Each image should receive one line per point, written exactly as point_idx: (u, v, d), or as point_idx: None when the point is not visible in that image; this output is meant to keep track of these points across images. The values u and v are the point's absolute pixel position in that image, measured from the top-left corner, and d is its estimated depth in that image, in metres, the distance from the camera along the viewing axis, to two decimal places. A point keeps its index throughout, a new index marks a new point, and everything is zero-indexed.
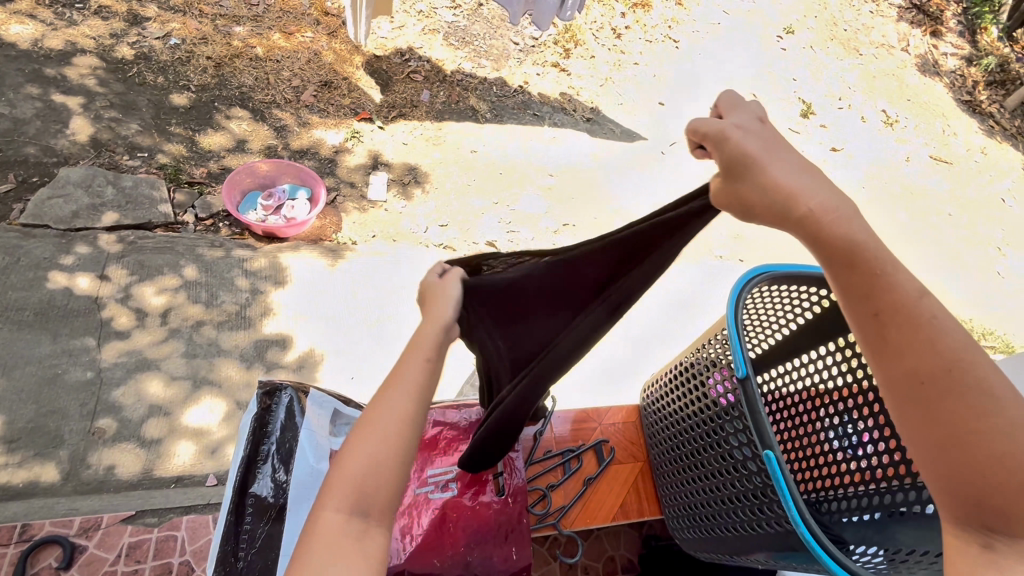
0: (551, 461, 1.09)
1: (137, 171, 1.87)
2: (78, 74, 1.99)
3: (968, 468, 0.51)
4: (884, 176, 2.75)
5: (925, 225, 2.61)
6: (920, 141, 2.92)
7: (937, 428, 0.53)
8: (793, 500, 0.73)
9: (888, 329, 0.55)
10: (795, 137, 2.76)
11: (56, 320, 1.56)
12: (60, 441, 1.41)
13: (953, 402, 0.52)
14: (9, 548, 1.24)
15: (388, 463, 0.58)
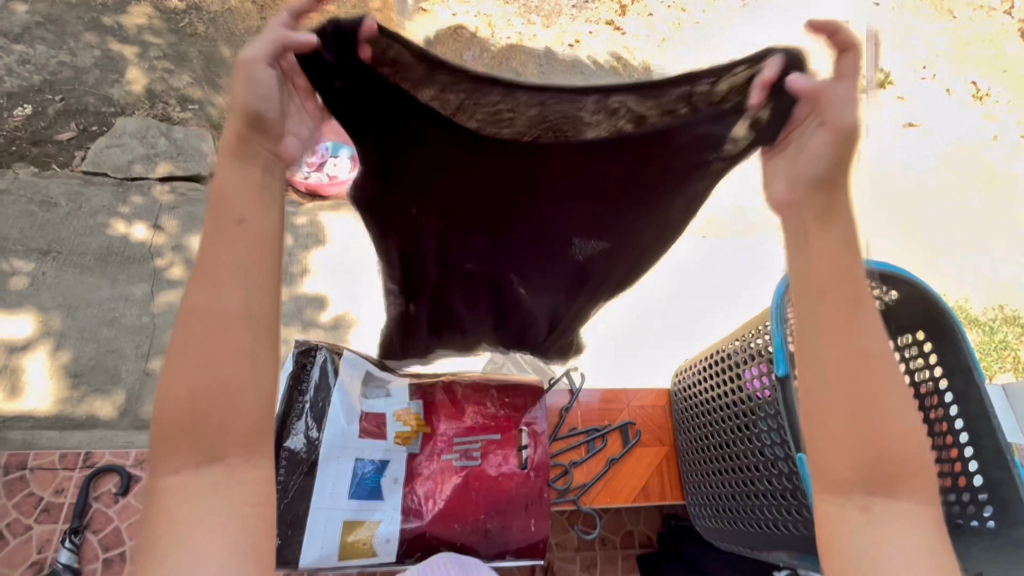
0: (578, 438, 1.09)
1: (189, 124, 1.91)
2: (133, 23, 2.02)
3: (866, 443, 0.57)
4: (966, 156, 2.50)
5: (1006, 214, 2.39)
6: (1012, 119, 2.64)
7: (853, 400, 0.58)
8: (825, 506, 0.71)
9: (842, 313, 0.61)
10: None
11: (114, 265, 1.65)
12: (118, 378, 1.52)
13: (863, 383, 0.59)
14: (74, 473, 1.36)
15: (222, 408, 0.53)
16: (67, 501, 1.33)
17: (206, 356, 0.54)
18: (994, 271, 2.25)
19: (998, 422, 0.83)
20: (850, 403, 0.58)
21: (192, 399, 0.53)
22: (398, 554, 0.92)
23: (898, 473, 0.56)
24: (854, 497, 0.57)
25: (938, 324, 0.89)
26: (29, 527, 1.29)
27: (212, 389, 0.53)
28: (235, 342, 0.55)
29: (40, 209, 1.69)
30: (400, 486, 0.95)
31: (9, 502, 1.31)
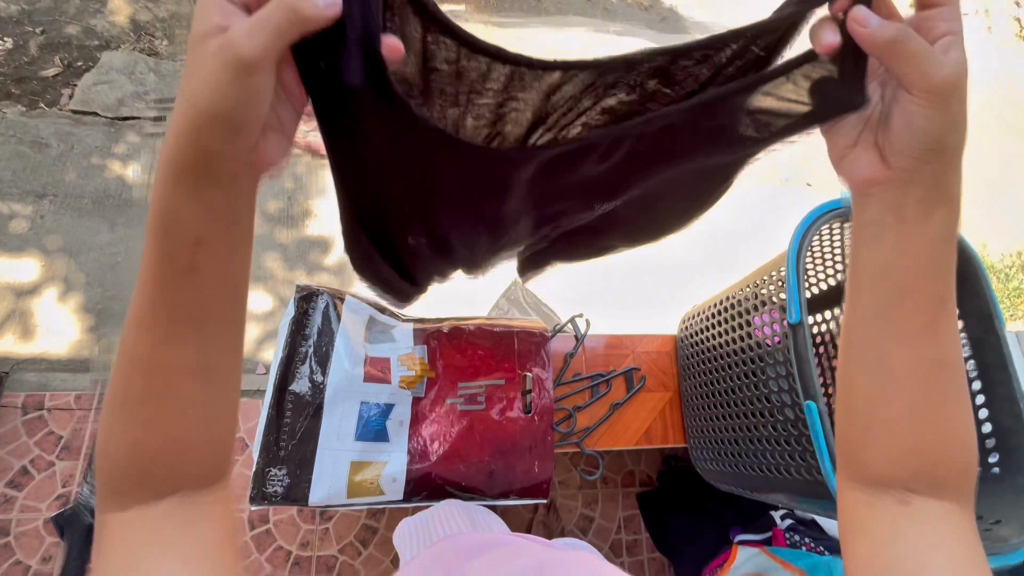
0: (583, 382, 1.09)
1: (177, 59, 1.79)
2: None
3: (925, 449, 0.62)
4: None
5: None
6: None
7: (915, 400, 0.62)
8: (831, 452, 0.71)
9: (921, 318, 0.63)
10: None
11: (112, 209, 1.62)
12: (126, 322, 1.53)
13: (925, 388, 0.62)
14: (90, 412, 1.40)
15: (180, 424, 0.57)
16: (86, 440, 1.37)
17: (163, 376, 0.56)
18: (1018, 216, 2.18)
19: (1012, 368, 0.82)
20: (912, 405, 0.62)
21: (148, 416, 0.56)
22: (405, 492, 0.94)
23: (943, 470, 0.62)
24: (895, 491, 0.63)
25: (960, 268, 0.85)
26: (51, 463, 1.34)
27: (168, 414, 0.56)
28: (194, 357, 0.57)
29: (31, 150, 1.64)
30: (406, 428, 0.96)
31: (30, 440, 1.36)
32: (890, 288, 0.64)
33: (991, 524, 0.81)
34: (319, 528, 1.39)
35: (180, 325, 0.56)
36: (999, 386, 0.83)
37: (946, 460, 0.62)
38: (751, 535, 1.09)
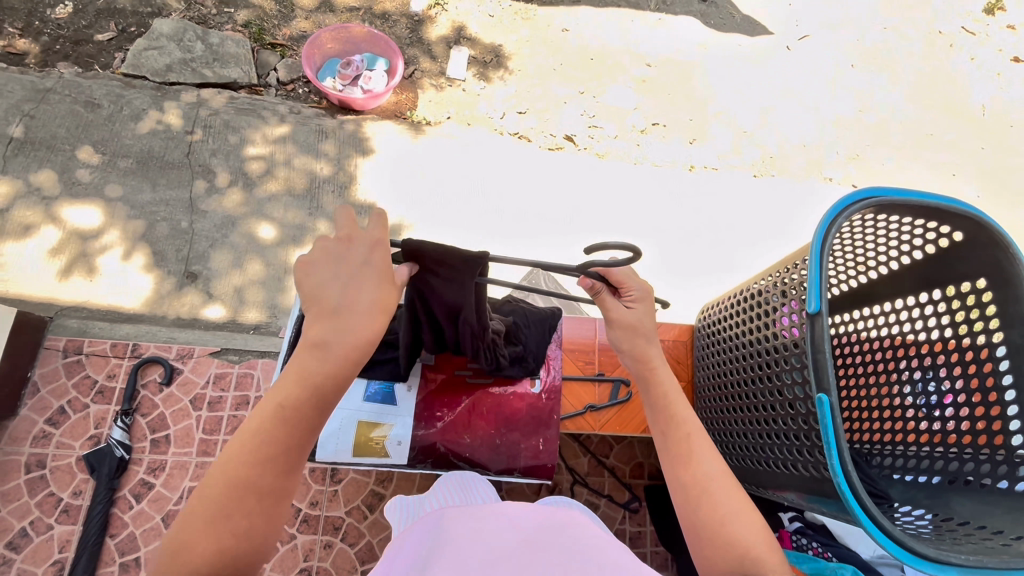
0: (595, 369, 1.11)
1: (224, 29, 1.88)
2: None
3: (716, 545, 0.69)
4: None
5: None
6: None
7: (714, 515, 0.70)
8: (839, 450, 0.67)
9: (683, 445, 0.75)
10: (935, 48, 2.40)
11: (155, 169, 1.69)
12: (161, 278, 1.59)
13: (717, 498, 0.71)
14: (123, 361, 1.48)
15: (249, 482, 0.62)
16: (118, 385, 1.45)
17: (249, 447, 0.63)
18: None
19: None
20: (709, 512, 0.70)
21: (229, 483, 0.62)
22: (410, 458, 0.96)
23: (740, 555, 0.67)
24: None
25: (1001, 271, 0.77)
26: (86, 406, 1.43)
27: (235, 484, 0.62)
28: (261, 435, 0.63)
29: (84, 109, 1.71)
30: (413, 394, 0.98)
31: (69, 382, 1.44)
32: (674, 429, 0.77)
33: (971, 529, 0.73)
34: (328, 490, 1.43)
35: (289, 479, 0.65)
36: None
37: (735, 549, 0.68)
38: None
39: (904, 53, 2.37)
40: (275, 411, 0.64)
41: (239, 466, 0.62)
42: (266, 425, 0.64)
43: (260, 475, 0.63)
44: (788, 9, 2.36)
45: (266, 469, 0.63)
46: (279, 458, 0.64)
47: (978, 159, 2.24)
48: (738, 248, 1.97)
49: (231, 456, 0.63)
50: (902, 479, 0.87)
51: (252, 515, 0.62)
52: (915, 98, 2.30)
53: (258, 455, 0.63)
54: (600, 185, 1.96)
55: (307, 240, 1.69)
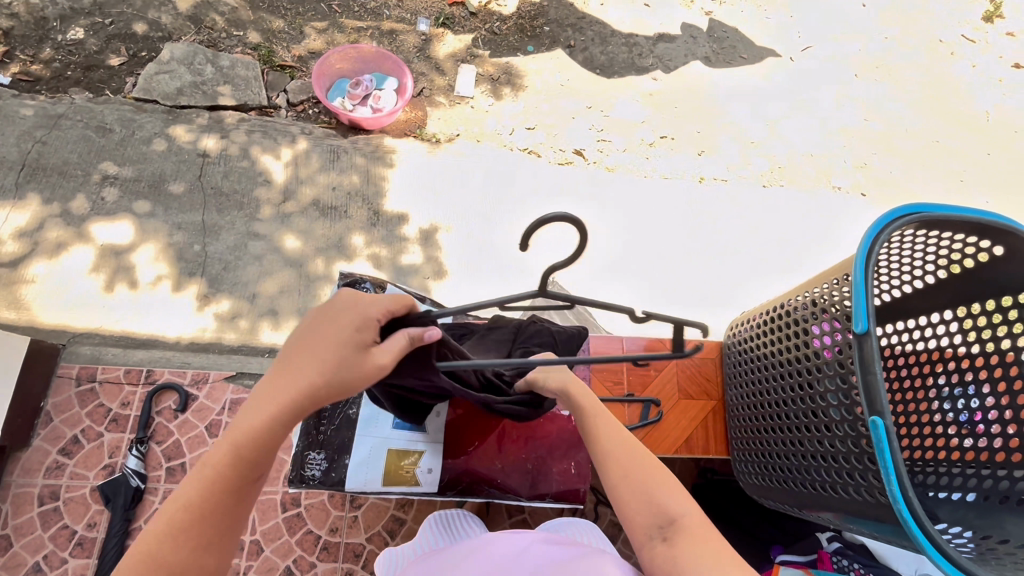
0: (624, 391, 1.11)
1: (233, 51, 1.89)
2: None
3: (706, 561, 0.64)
4: None
5: None
6: None
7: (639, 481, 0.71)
8: (896, 472, 0.66)
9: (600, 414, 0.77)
10: (936, 55, 2.43)
11: (167, 193, 1.68)
12: (173, 302, 1.57)
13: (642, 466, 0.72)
14: (138, 388, 1.45)
15: (161, 558, 0.61)
16: (132, 414, 1.43)
17: (160, 525, 0.63)
18: None
19: None
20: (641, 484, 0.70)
21: (142, 561, 0.61)
22: (440, 486, 0.94)
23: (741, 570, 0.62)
24: None
25: None
26: (100, 434, 1.40)
27: (146, 562, 0.61)
28: (173, 509, 0.63)
29: (96, 134, 1.71)
30: (442, 421, 0.96)
31: (82, 411, 1.42)
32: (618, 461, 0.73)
33: None
34: (347, 516, 1.40)
35: (208, 556, 0.64)
36: None
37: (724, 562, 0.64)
38: (793, 555, 1.07)
39: (907, 61, 2.39)
40: (214, 466, 0.64)
41: (147, 549, 0.62)
42: (203, 482, 0.64)
43: (192, 534, 0.63)
44: (789, 21, 2.38)
45: (182, 541, 0.62)
46: (213, 518, 0.64)
47: (987, 164, 2.24)
48: (743, 254, 1.95)
49: (161, 518, 0.63)
50: (948, 498, 0.85)
51: None
52: (920, 104, 2.32)
53: (190, 514, 0.63)
54: (611, 200, 1.95)
55: (320, 259, 1.67)
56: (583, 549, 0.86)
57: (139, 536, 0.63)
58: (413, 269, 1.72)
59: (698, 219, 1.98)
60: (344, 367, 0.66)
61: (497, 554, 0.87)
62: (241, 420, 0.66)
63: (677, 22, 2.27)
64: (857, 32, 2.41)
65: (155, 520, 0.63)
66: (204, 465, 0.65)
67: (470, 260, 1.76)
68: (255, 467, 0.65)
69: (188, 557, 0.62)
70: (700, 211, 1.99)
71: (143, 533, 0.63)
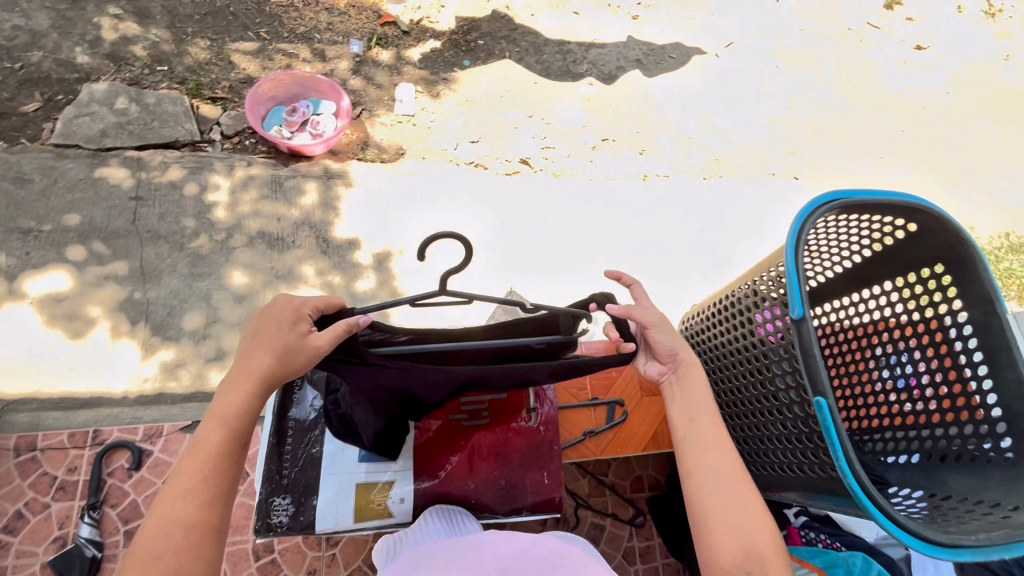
0: (589, 394, 1.13)
1: (159, 87, 1.82)
2: None
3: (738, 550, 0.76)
4: (945, 86, 2.57)
5: (985, 140, 2.46)
6: (981, 50, 2.71)
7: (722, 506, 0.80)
8: (843, 448, 0.70)
9: (709, 436, 0.85)
10: (847, 42, 2.60)
11: (99, 241, 1.60)
12: (116, 355, 1.49)
13: (729, 492, 0.80)
14: (84, 451, 1.37)
15: (173, 516, 0.70)
16: (81, 479, 1.34)
17: (168, 491, 0.72)
18: (983, 196, 2.32)
19: (1018, 351, 0.78)
20: (718, 504, 0.80)
21: (155, 522, 0.70)
22: (413, 514, 0.94)
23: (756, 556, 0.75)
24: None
25: (959, 255, 0.81)
26: (47, 505, 1.31)
27: (157, 522, 0.70)
28: (179, 478, 0.73)
29: (14, 186, 1.61)
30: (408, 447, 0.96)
31: (24, 483, 1.32)
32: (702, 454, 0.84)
33: (972, 505, 0.77)
34: (325, 555, 1.35)
35: (212, 512, 0.72)
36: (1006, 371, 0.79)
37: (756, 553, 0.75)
38: None
39: (822, 49, 2.54)
40: (207, 436, 0.75)
41: (160, 511, 0.71)
42: (201, 451, 0.74)
43: (197, 495, 0.72)
44: (712, 20, 2.49)
45: (189, 500, 0.71)
46: (216, 478, 0.74)
47: (904, 140, 2.41)
48: (693, 246, 2.02)
49: (166, 494, 0.72)
50: (897, 462, 0.90)
51: (181, 549, 0.69)
52: (838, 88, 2.47)
53: (194, 481, 0.73)
54: (562, 206, 1.98)
55: (270, 292, 1.62)
56: (563, 547, 0.85)
57: (152, 507, 0.71)
58: (370, 294, 1.69)
59: (647, 216, 2.03)
60: (291, 352, 0.73)
61: (478, 545, 0.82)
62: (219, 400, 0.77)
63: (607, 27, 2.34)
64: (775, 25, 2.55)
65: (163, 490, 0.72)
66: (198, 440, 0.75)
67: (426, 280, 1.74)
68: (243, 430, 0.77)
69: (195, 513, 0.71)
70: (647, 208, 2.05)
71: (155, 502, 0.72)
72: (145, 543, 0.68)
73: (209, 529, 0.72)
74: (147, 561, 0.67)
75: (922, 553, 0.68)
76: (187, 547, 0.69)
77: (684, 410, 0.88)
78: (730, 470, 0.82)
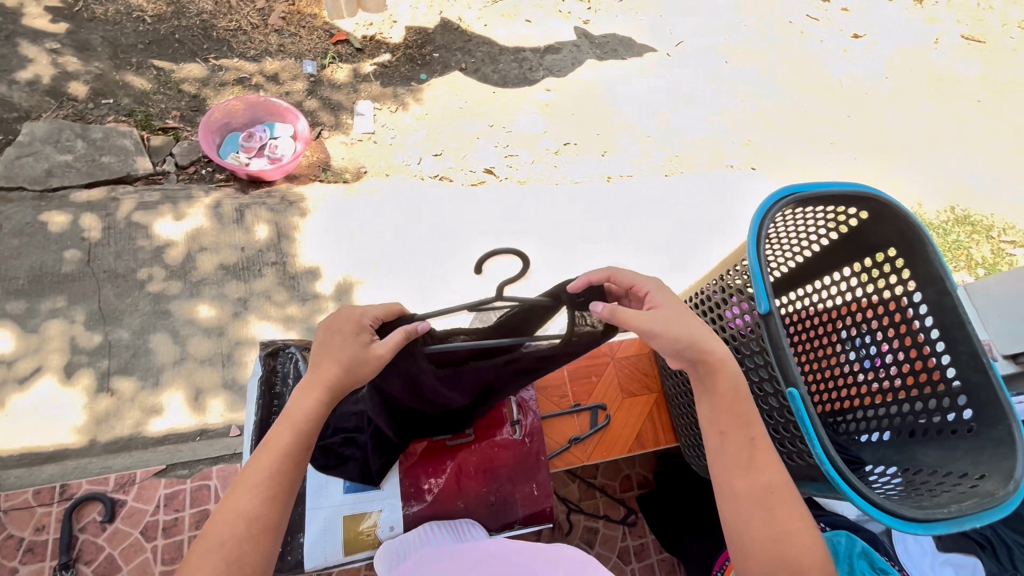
0: (571, 401, 1.14)
1: (105, 121, 1.76)
2: (30, 19, 1.83)
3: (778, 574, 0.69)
4: (883, 71, 2.70)
5: (924, 120, 2.59)
6: (913, 35, 2.85)
7: (766, 531, 0.71)
8: (818, 436, 0.72)
9: (745, 449, 0.76)
10: (789, 34, 2.70)
11: (52, 286, 1.53)
12: (79, 404, 1.42)
13: (772, 513, 0.72)
14: (52, 507, 1.31)
15: (240, 506, 0.68)
16: (50, 537, 1.28)
17: (241, 480, 0.71)
18: (927, 174, 2.43)
19: (970, 325, 0.82)
20: (762, 528, 0.71)
21: (225, 510, 0.68)
22: None
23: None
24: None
25: (909, 238, 0.85)
26: (14, 570, 1.24)
27: (226, 511, 0.68)
28: (248, 469, 0.71)
29: None
30: (394, 473, 0.95)
31: None
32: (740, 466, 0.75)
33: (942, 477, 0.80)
34: None
35: (273, 510, 0.69)
36: (962, 345, 0.83)
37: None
38: None
39: (767, 42, 2.63)
40: (278, 433, 0.72)
41: (233, 496, 0.69)
42: (273, 446, 0.72)
43: (263, 489, 0.69)
44: (660, 20, 2.55)
45: (256, 494, 0.69)
46: (281, 476, 0.71)
47: (851, 125, 2.51)
48: (660, 242, 2.06)
49: (234, 485, 0.70)
50: (870, 440, 0.93)
51: (245, 542, 0.67)
52: (784, 79, 2.56)
53: (262, 475, 0.70)
54: (530, 213, 1.99)
55: (241, 323, 1.58)
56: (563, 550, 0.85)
57: (226, 492, 0.70)
58: None
59: (615, 216, 2.06)
60: (358, 363, 0.73)
61: (479, 550, 0.82)
62: (292, 399, 0.74)
63: (559, 33, 2.37)
64: (720, 22, 2.64)
65: (237, 479, 0.71)
66: (270, 435, 0.73)
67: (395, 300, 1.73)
68: (312, 432, 0.74)
69: (260, 508, 0.69)
70: (613, 210, 2.07)
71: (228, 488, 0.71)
72: (210, 533, 0.67)
73: (270, 528, 0.69)
74: (208, 551, 0.65)
75: (902, 531, 0.70)
76: (246, 544, 0.67)
77: (711, 421, 0.79)
78: (771, 483, 0.73)
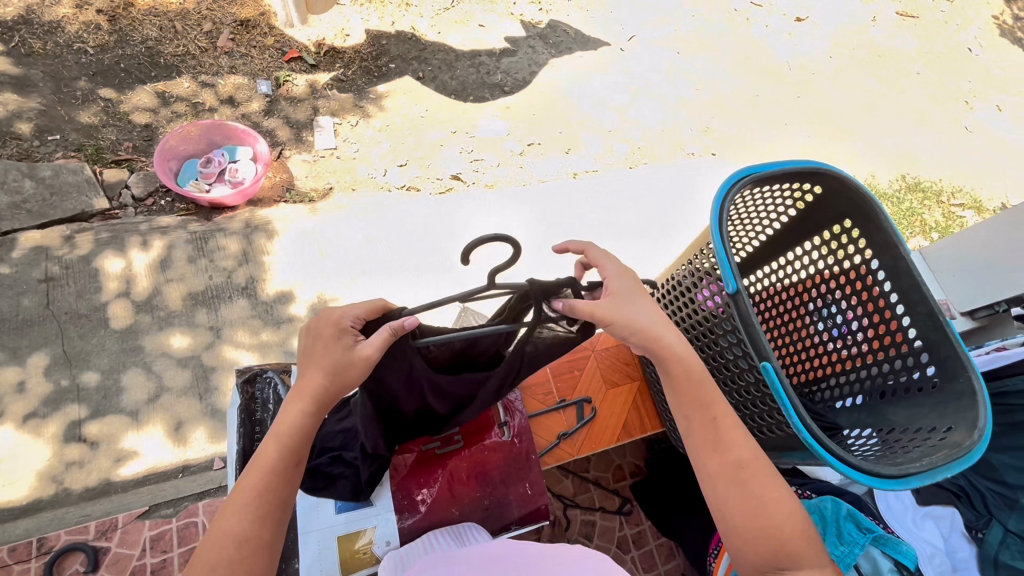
0: (556, 398, 1.15)
1: (53, 158, 1.70)
2: None
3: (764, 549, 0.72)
4: (826, 51, 2.80)
5: (869, 95, 2.70)
6: (851, 15, 2.97)
7: (747, 508, 0.74)
8: (793, 406, 0.75)
9: (716, 425, 0.78)
10: (735, 21, 2.78)
11: (10, 333, 1.47)
12: (49, 453, 1.37)
13: (754, 488, 0.75)
14: (30, 563, 1.25)
15: (228, 530, 0.67)
16: None
17: (229, 502, 0.70)
18: (877, 145, 2.53)
19: (925, 286, 0.85)
20: (741, 504, 0.74)
21: (213, 534, 0.67)
22: None
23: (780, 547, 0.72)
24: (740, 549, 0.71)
25: (862, 208, 0.88)
26: None
27: (214, 536, 0.67)
28: (236, 491, 0.70)
29: None
30: (386, 487, 0.94)
31: None
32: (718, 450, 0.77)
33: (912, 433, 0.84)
34: None
35: (265, 528, 0.69)
36: (919, 305, 0.87)
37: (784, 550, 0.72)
38: None
39: (714, 31, 2.71)
40: (264, 451, 0.71)
41: (221, 519, 0.68)
42: (259, 464, 0.71)
43: (252, 509, 0.69)
44: (610, 17, 2.60)
45: (244, 515, 0.68)
46: (270, 494, 0.70)
47: (801, 104, 2.60)
48: (629, 233, 2.08)
49: (224, 505, 0.69)
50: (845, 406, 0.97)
51: (236, 564, 0.66)
52: (735, 66, 2.63)
53: (249, 496, 0.69)
54: (500, 216, 2.00)
55: (215, 352, 1.54)
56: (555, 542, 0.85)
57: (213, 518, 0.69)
58: None
59: (583, 211, 2.09)
60: (342, 366, 0.71)
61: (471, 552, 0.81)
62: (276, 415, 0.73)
63: (513, 36, 2.39)
64: (668, 14, 2.70)
65: (224, 502, 0.70)
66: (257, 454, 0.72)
67: None
68: (300, 446, 0.73)
69: (250, 528, 0.68)
70: (580, 206, 2.10)
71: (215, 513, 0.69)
72: (200, 558, 0.66)
73: (262, 546, 0.68)
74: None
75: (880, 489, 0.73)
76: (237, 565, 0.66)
77: (677, 402, 0.81)
78: (748, 462, 0.76)
